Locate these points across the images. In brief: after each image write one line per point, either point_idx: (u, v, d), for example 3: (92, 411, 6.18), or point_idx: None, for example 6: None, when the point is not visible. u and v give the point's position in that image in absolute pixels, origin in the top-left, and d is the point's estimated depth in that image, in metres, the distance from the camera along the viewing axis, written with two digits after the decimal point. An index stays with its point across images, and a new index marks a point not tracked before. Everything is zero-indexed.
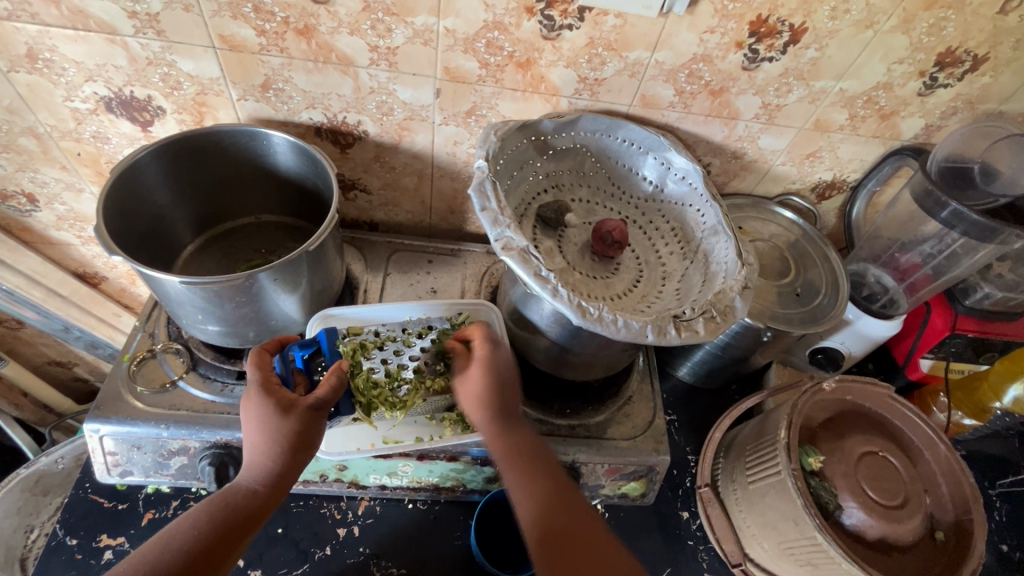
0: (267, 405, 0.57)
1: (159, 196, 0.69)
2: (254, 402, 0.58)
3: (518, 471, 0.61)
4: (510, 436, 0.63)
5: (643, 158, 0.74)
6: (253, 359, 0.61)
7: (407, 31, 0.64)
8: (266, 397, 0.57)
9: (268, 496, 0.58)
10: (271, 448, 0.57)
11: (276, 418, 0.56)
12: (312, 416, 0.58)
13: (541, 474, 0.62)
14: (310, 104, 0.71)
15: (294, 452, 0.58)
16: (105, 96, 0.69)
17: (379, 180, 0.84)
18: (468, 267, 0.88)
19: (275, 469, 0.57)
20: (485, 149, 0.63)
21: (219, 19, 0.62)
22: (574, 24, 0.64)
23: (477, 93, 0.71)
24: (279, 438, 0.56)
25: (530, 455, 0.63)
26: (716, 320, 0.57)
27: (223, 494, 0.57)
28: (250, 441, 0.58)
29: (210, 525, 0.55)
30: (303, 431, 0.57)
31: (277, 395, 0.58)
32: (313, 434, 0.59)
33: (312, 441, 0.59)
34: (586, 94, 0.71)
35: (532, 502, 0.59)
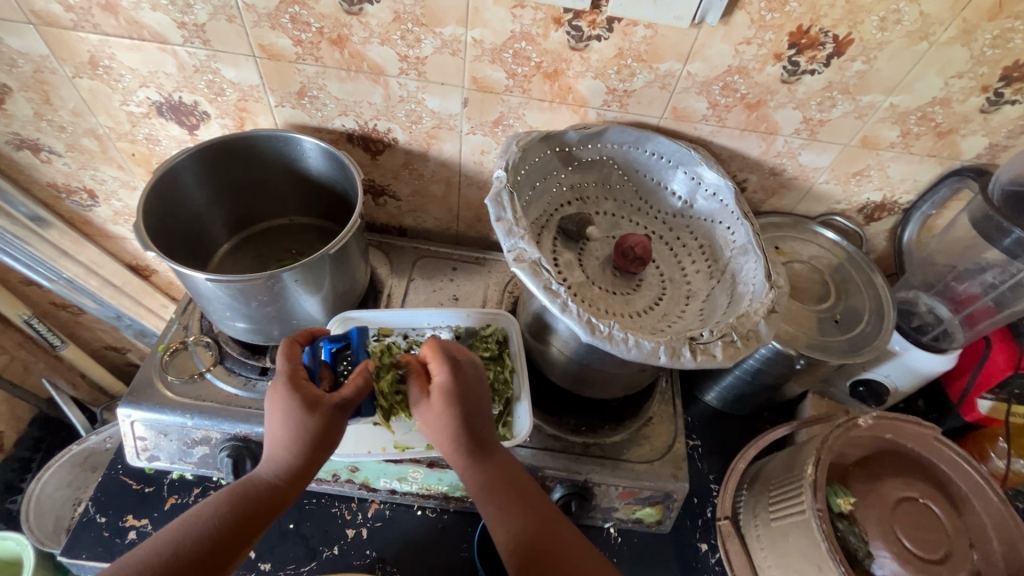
0: (292, 402, 0.57)
1: (198, 198, 0.72)
2: (280, 397, 0.57)
3: (495, 501, 0.60)
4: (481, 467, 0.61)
5: (673, 172, 0.72)
6: (284, 350, 0.60)
7: (435, 41, 0.64)
8: (292, 393, 0.57)
9: (286, 490, 0.58)
10: (292, 444, 0.57)
11: (301, 415, 0.57)
12: (335, 415, 0.58)
13: (523, 498, 0.61)
14: (343, 111, 0.74)
15: (316, 450, 0.58)
16: (156, 101, 0.74)
17: (409, 187, 0.85)
18: (492, 276, 0.88)
19: (294, 465, 0.58)
20: (506, 159, 0.62)
21: (259, 30, 0.64)
22: (603, 35, 0.62)
23: (504, 103, 0.71)
24: (303, 435, 0.57)
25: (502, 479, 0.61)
26: (736, 345, 0.53)
27: (244, 485, 0.58)
28: (273, 436, 0.58)
29: (229, 515, 0.56)
30: (327, 431, 0.57)
31: (304, 392, 0.58)
32: (336, 433, 0.59)
33: (334, 441, 0.59)
34: (615, 105, 0.70)
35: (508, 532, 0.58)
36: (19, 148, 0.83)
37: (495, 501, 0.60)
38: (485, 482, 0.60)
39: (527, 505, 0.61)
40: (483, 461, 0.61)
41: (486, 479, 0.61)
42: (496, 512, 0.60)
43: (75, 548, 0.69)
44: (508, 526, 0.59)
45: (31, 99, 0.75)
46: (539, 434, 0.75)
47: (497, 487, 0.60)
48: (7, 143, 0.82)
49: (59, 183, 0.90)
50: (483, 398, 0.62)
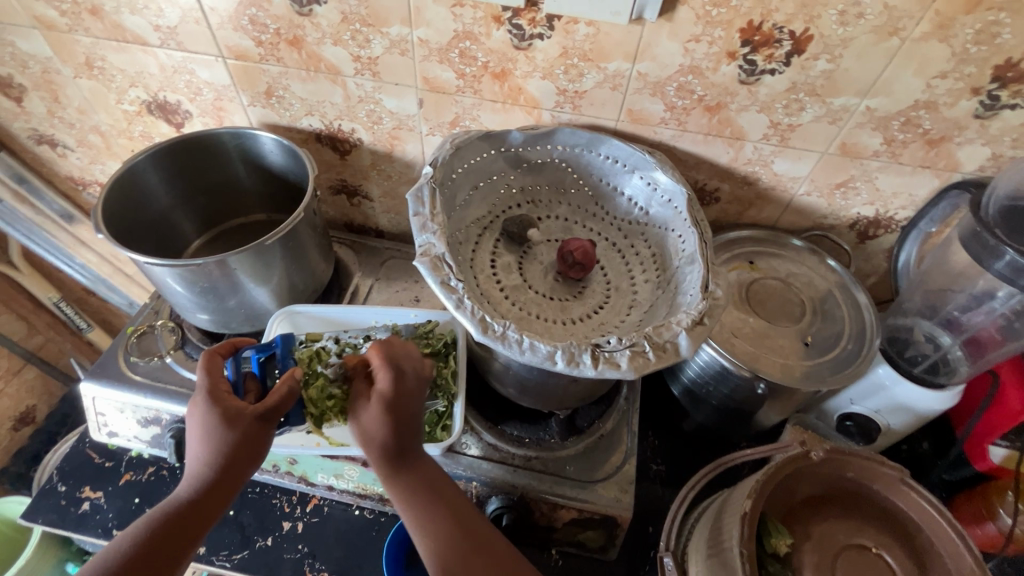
0: (212, 415, 0.55)
1: (167, 194, 0.77)
2: (199, 411, 0.56)
3: (427, 515, 0.56)
4: (413, 475, 0.58)
5: (629, 177, 0.69)
6: (202, 363, 0.58)
7: (384, 41, 0.65)
8: (211, 406, 0.55)
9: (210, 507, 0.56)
10: (213, 459, 0.55)
11: (221, 429, 0.55)
12: (258, 428, 0.56)
13: (462, 515, 0.57)
14: (308, 111, 0.76)
15: (239, 462, 0.56)
16: (145, 100, 0.80)
17: (379, 188, 0.87)
18: None
19: (217, 478, 0.55)
20: (438, 156, 0.61)
21: (224, 31, 0.68)
22: (544, 34, 0.61)
23: (457, 104, 0.71)
24: (224, 449, 0.55)
25: (436, 487, 0.59)
26: (644, 356, 0.49)
27: (164, 508, 0.55)
28: (194, 452, 0.56)
29: (143, 544, 0.53)
30: (247, 443, 0.56)
31: (223, 406, 0.56)
32: (260, 443, 0.57)
33: (259, 452, 0.57)
34: (568, 107, 0.68)
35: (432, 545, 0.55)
36: (39, 143, 0.92)
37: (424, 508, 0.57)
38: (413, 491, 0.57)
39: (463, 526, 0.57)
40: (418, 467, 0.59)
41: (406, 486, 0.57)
42: (420, 522, 0.56)
43: (33, 513, 0.73)
44: (433, 537, 0.56)
45: (43, 98, 0.83)
46: (480, 443, 0.72)
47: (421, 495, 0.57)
48: (29, 138, 0.91)
49: (75, 177, 0.98)
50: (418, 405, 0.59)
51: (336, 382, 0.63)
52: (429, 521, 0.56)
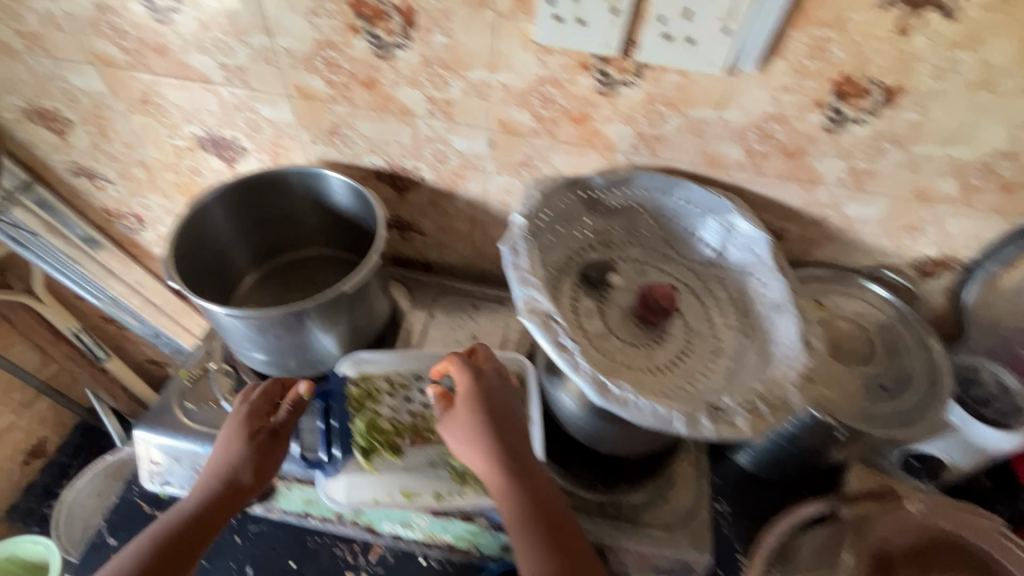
0: (236, 429, 0.62)
1: (227, 231, 0.75)
2: (224, 429, 0.62)
3: (531, 528, 0.55)
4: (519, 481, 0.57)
5: (704, 221, 0.69)
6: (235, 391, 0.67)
7: (463, 84, 0.64)
8: (236, 423, 0.62)
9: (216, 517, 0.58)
10: (226, 469, 0.60)
11: (240, 441, 0.61)
12: (270, 443, 0.62)
13: (561, 528, 0.56)
14: (371, 150, 0.75)
15: (250, 475, 0.60)
16: (200, 136, 0.78)
17: (434, 224, 0.85)
18: (513, 316, 0.87)
19: (230, 488, 0.59)
20: (528, 206, 0.63)
21: (295, 71, 0.66)
22: (631, 81, 0.60)
23: (530, 145, 0.70)
24: (239, 459, 0.60)
25: (539, 494, 0.57)
26: (763, 417, 0.52)
27: (169, 520, 0.57)
28: (210, 472, 0.60)
29: (151, 551, 0.54)
30: (261, 454, 0.61)
31: (252, 425, 0.62)
32: (271, 460, 0.62)
33: (268, 468, 0.62)
34: (644, 150, 0.68)
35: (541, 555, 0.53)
36: (77, 175, 0.89)
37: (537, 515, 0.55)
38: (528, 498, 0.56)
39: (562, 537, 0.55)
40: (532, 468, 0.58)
41: (520, 492, 0.56)
42: (527, 532, 0.54)
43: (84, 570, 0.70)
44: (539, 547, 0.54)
45: (90, 132, 0.80)
46: None
47: (536, 504, 0.56)
48: (67, 170, 0.88)
49: (111, 208, 0.95)
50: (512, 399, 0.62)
51: (387, 421, 0.67)
52: (542, 531, 0.54)
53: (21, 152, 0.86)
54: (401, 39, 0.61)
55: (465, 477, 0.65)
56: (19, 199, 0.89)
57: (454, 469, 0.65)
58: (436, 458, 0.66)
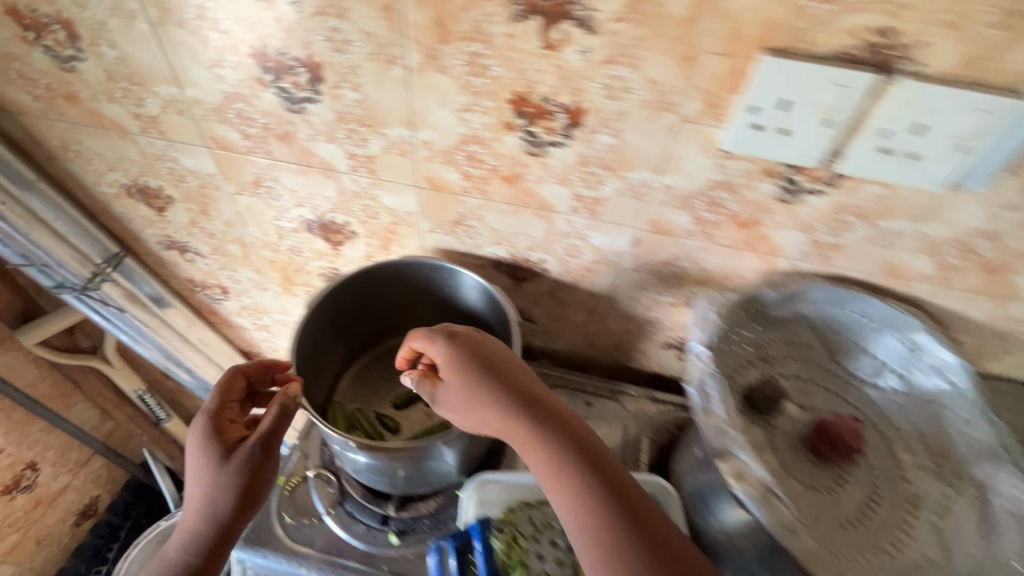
0: (208, 451, 0.56)
1: (337, 329, 0.73)
2: (193, 453, 0.57)
3: (567, 484, 0.46)
4: (540, 429, 0.49)
5: (881, 336, 0.59)
6: (209, 395, 0.61)
7: (619, 184, 0.58)
8: (209, 443, 0.57)
9: (214, 549, 0.57)
10: (210, 500, 0.56)
11: (214, 465, 0.56)
12: (257, 458, 0.57)
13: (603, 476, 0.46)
14: (496, 241, 0.68)
15: (240, 499, 0.56)
16: (309, 219, 0.72)
17: (547, 313, 0.79)
18: (630, 417, 0.80)
19: (221, 519, 0.56)
20: (704, 331, 0.57)
21: (430, 164, 0.61)
22: (822, 190, 0.53)
23: (681, 246, 0.63)
24: (218, 486, 0.55)
25: (571, 440, 0.48)
26: None
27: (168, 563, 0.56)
28: (191, 497, 0.57)
29: None
30: (246, 476, 0.56)
31: (223, 437, 0.58)
32: (257, 476, 0.57)
33: (259, 484, 0.57)
34: (814, 257, 0.60)
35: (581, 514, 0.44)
36: (168, 248, 0.84)
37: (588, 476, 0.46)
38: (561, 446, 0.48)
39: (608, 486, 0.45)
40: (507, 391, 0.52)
41: (556, 454, 0.47)
42: (565, 487, 0.46)
43: None
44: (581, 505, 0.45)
45: (191, 210, 0.76)
46: None
47: (580, 464, 0.47)
48: (158, 243, 0.84)
49: (196, 279, 0.90)
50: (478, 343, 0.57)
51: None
52: (603, 497, 0.45)
53: (113, 225, 0.82)
54: (561, 138, 0.54)
55: None
56: (110, 276, 0.85)
57: None
58: None
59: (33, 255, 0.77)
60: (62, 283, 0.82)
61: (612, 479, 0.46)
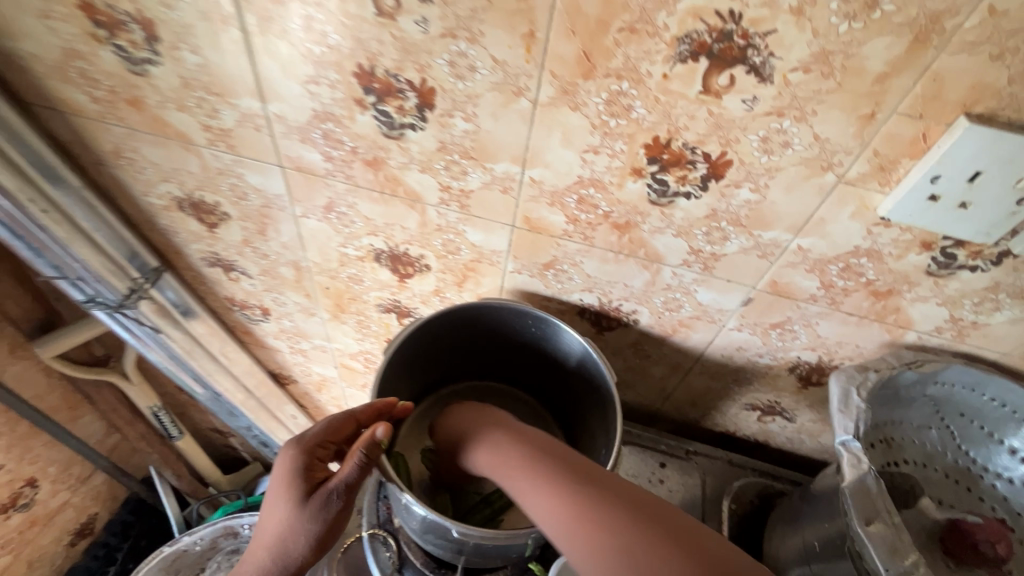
0: (292, 492, 0.50)
1: (409, 374, 0.70)
2: (276, 489, 0.51)
3: (533, 476, 0.45)
4: (514, 446, 0.50)
5: (1019, 427, 0.54)
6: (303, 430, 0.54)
7: (747, 242, 0.52)
8: (293, 481, 0.51)
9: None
10: (282, 541, 0.50)
11: (297, 508, 0.50)
12: (336, 507, 0.50)
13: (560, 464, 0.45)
14: (587, 287, 0.63)
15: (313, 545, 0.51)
16: (379, 248, 0.66)
17: (624, 363, 0.73)
18: (708, 481, 0.74)
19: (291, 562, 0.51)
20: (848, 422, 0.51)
21: (534, 204, 0.55)
22: (982, 267, 0.48)
23: (799, 310, 0.57)
24: (296, 528, 0.50)
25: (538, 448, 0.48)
26: None
27: None
28: (265, 530, 0.52)
29: None
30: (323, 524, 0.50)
31: (309, 477, 0.52)
32: (336, 524, 0.51)
33: (336, 532, 0.51)
34: (948, 333, 0.55)
35: (544, 505, 0.42)
36: (211, 265, 0.77)
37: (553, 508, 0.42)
38: (532, 487, 0.45)
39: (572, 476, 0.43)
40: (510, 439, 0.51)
41: (542, 466, 0.45)
42: (528, 486, 0.45)
43: None
44: (546, 500, 0.43)
45: (246, 228, 0.69)
46: None
47: (566, 474, 0.44)
48: (201, 259, 0.77)
49: (236, 299, 0.83)
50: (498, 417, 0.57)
51: None
52: (572, 484, 0.42)
53: (155, 237, 0.75)
54: (694, 189, 0.49)
55: None
56: (147, 293, 0.79)
57: None
58: None
59: (67, 267, 0.71)
60: (95, 298, 0.76)
61: (600, 477, 0.43)
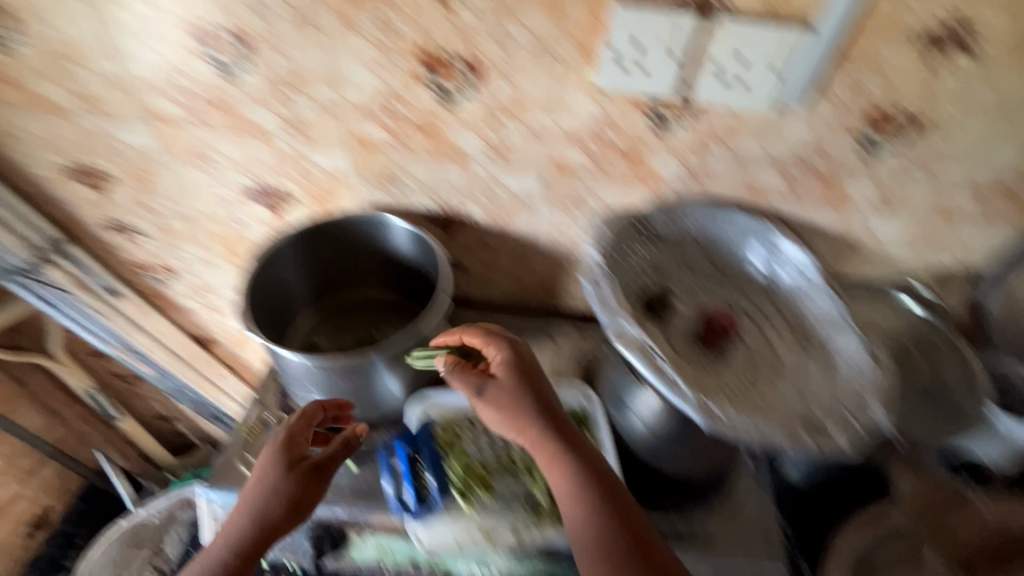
0: (279, 457, 0.61)
1: (281, 289, 0.78)
2: (266, 459, 0.61)
3: (568, 487, 0.56)
4: (564, 447, 0.58)
5: (750, 245, 0.73)
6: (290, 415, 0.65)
7: (520, 128, 0.68)
8: (281, 449, 0.61)
9: (242, 563, 0.57)
10: (256, 504, 0.58)
11: (281, 470, 0.59)
12: (312, 479, 0.60)
13: (592, 479, 0.56)
14: (423, 192, 0.77)
15: (286, 513, 0.58)
16: (249, 186, 0.78)
17: (479, 261, 0.87)
18: (560, 346, 0.89)
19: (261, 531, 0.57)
20: (597, 241, 0.69)
21: (355, 121, 0.69)
22: (683, 120, 0.65)
23: (581, 182, 0.73)
24: (279, 489, 0.58)
25: (576, 455, 0.58)
26: (854, 427, 0.57)
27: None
28: (245, 503, 0.59)
29: None
30: (302, 493, 0.59)
31: (292, 449, 0.62)
32: (307, 496, 0.60)
33: (308, 504, 0.60)
34: (690, 182, 0.72)
35: (583, 525, 0.54)
36: (112, 229, 0.88)
37: (590, 509, 0.54)
38: (580, 497, 0.55)
39: (605, 501, 0.55)
40: (561, 439, 0.58)
41: (581, 484, 0.56)
42: (568, 491, 0.56)
43: None
44: (583, 516, 0.54)
45: (133, 186, 0.80)
46: None
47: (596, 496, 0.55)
48: (100, 225, 0.87)
49: (142, 261, 0.94)
50: (547, 381, 0.64)
51: (474, 458, 0.69)
52: (599, 508, 0.54)
53: (56, 209, 0.86)
54: (465, 88, 0.64)
55: (543, 514, 0.65)
56: (54, 260, 0.89)
57: (534, 510, 0.65)
58: (515, 497, 0.66)
59: None
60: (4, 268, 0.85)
61: (616, 498, 0.55)
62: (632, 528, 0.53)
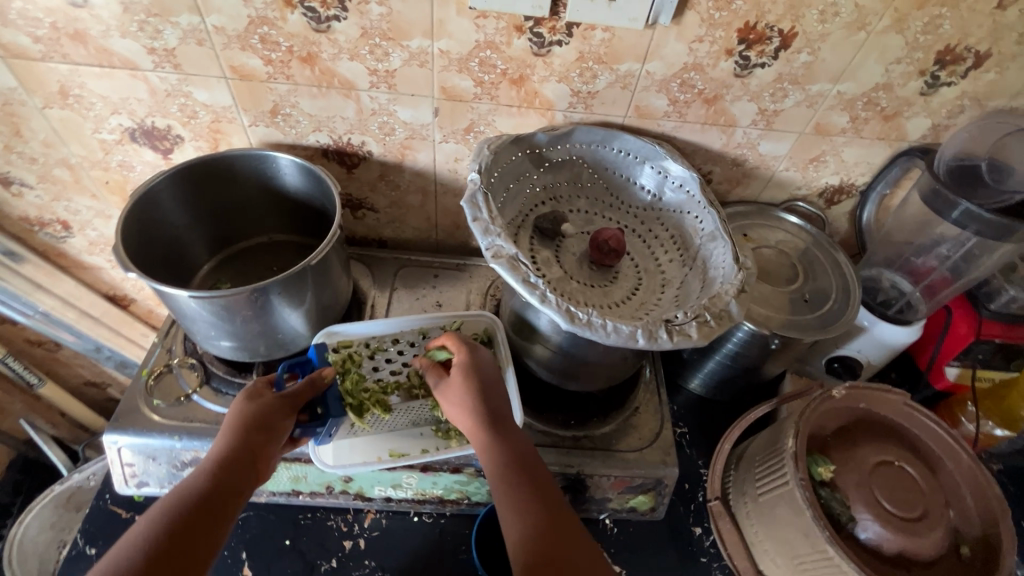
0: (248, 391, 0.62)
1: (171, 234, 0.77)
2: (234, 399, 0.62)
3: (507, 480, 0.59)
4: (503, 444, 0.61)
5: (641, 167, 0.74)
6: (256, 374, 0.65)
7: (403, 54, 0.66)
8: (251, 385, 0.62)
9: (214, 483, 0.55)
10: (229, 434, 0.58)
11: (247, 402, 0.60)
12: (280, 410, 0.61)
13: (529, 474, 0.60)
14: (316, 127, 0.75)
15: (253, 439, 0.58)
16: (129, 127, 0.75)
17: (386, 199, 0.87)
18: (474, 281, 0.90)
19: (231, 457, 0.57)
20: (478, 162, 0.65)
21: (230, 51, 0.66)
22: (563, 40, 0.65)
23: (474, 110, 0.73)
24: (246, 417, 0.59)
25: (516, 454, 0.61)
26: (710, 324, 0.58)
27: (166, 501, 0.53)
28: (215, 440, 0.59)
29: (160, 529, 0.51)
30: (270, 417, 0.60)
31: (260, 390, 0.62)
32: (274, 423, 0.60)
33: (276, 432, 0.60)
34: (580, 107, 0.73)
35: (512, 512, 0.57)
36: None
37: (521, 503, 0.57)
38: (515, 491, 0.58)
39: (538, 497, 0.58)
40: (502, 437, 0.61)
41: (516, 477, 0.59)
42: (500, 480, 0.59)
43: None
44: (515, 505, 0.57)
45: (1, 132, 0.75)
46: (530, 431, 0.75)
47: (527, 488, 0.58)
48: None
49: (31, 217, 0.89)
50: (500, 384, 0.66)
51: (373, 380, 0.70)
52: (530, 501, 0.57)
53: None
54: (339, 11, 0.63)
55: (449, 432, 0.70)
56: None
57: (435, 427, 0.70)
58: (419, 416, 0.71)
59: None
60: None
61: (548, 497, 0.58)
62: (560, 523, 0.57)
